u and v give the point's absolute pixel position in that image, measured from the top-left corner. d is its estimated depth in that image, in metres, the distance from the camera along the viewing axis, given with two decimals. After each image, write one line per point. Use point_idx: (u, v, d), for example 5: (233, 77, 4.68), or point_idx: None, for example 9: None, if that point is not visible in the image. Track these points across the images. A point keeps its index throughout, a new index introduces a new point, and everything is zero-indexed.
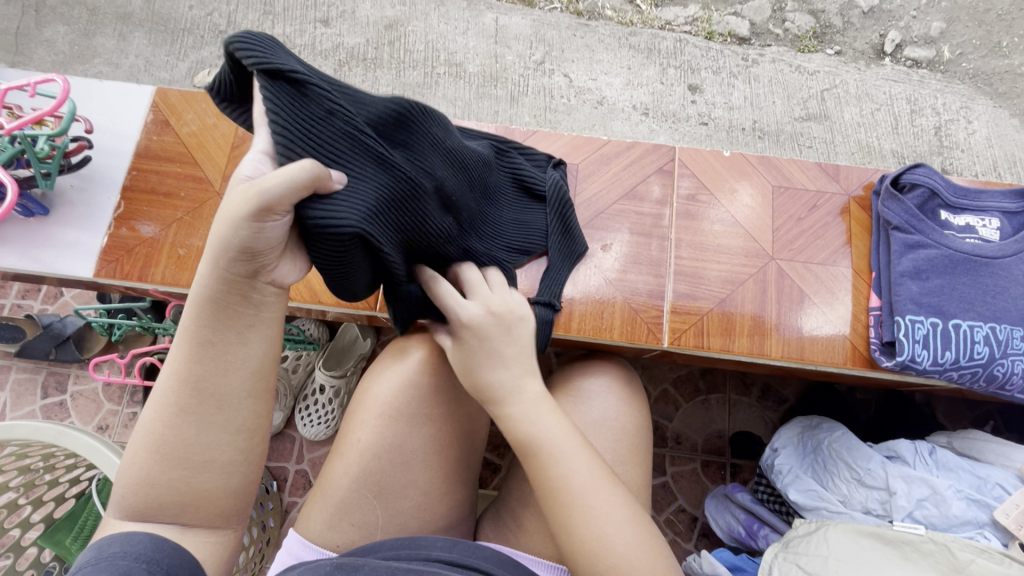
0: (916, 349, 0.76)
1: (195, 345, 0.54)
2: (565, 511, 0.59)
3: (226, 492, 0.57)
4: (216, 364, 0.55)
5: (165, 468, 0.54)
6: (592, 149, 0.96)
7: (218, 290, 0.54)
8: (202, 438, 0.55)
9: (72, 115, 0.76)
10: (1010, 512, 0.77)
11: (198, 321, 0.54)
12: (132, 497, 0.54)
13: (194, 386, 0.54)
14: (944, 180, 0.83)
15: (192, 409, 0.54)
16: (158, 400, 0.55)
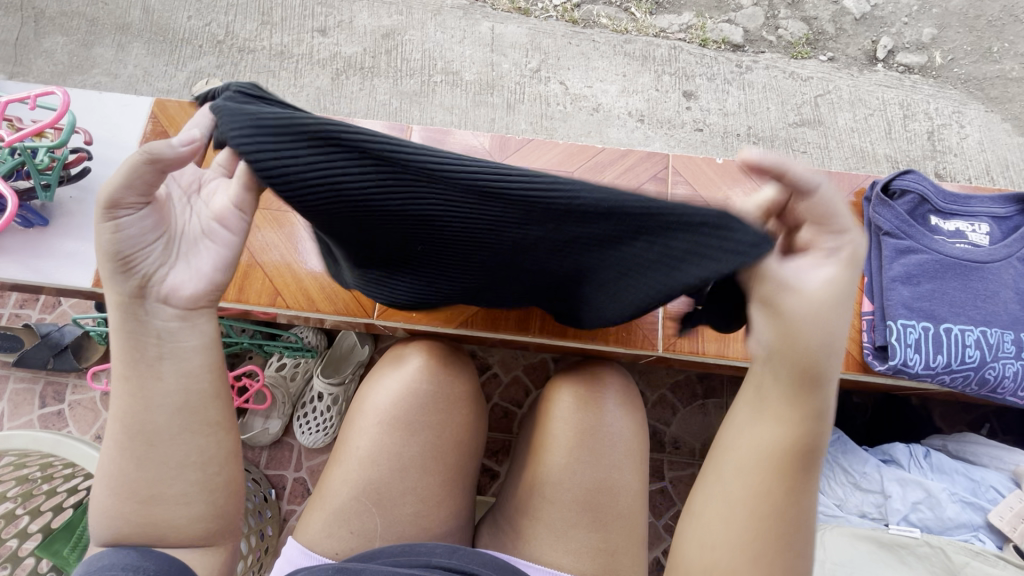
0: (908, 353, 0.77)
1: (121, 381, 0.57)
2: (782, 524, 0.55)
3: (188, 521, 0.57)
4: (139, 400, 0.57)
5: (124, 503, 0.56)
6: (587, 157, 0.97)
7: (133, 325, 0.56)
8: (149, 469, 0.57)
9: (72, 127, 0.77)
10: (1004, 515, 0.78)
11: (116, 362, 0.57)
12: (107, 534, 0.57)
13: (128, 426, 0.57)
14: (934, 186, 0.84)
15: (134, 443, 0.57)
16: (108, 444, 0.57)
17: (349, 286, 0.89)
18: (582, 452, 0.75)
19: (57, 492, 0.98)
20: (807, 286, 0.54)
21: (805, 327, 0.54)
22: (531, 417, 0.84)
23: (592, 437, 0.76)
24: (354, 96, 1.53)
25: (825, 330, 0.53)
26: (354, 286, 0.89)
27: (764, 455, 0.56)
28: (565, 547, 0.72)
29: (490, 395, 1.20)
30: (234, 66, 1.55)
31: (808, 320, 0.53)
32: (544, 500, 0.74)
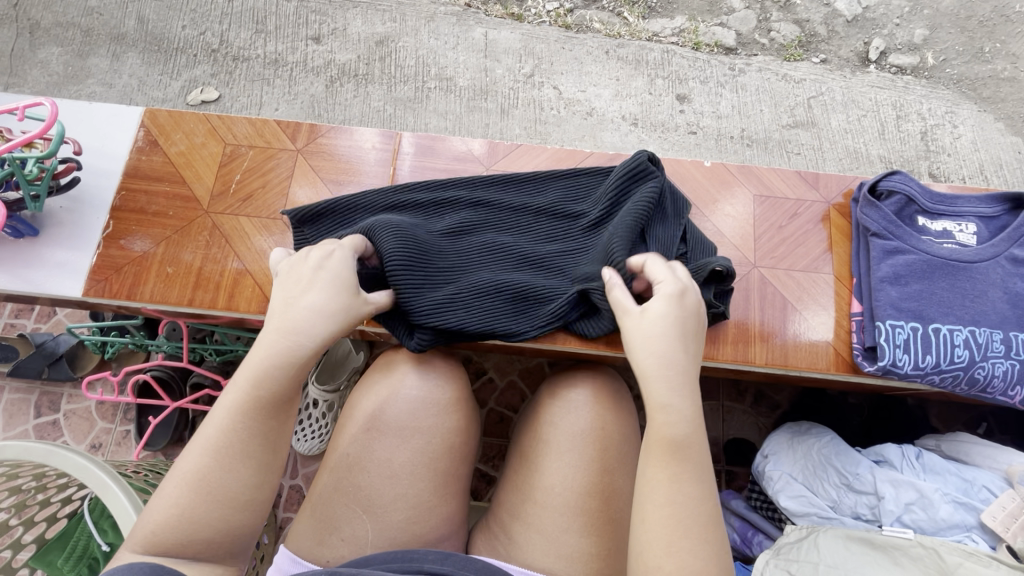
0: (897, 354, 0.77)
1: (253, 397, 0.59)
2: (666, 530, 0.57)
3: (249, 532, 0.59)
4: (261, 428, 0.60)
5: (204, 505, 0.56)
6: (574, 162, 0.99)
7: (304, 362, 0.62)
8: (238, 480, 0.58)
9: (61, 137, 0.77)
10: (998, 515, 0.78)
11: (254, 384, 0.60)
12: (162, 533, 0.56)
13: (240, 440, 0.58)
14: (921, 187, 0.84)
15: (234, 452, 0.58)
16: (198, 446, 0.58)
17: None
18: (573, 456, 0.75)
19: (51, 501, 0.98)
20: (649, 312, 0.66)
21: (654, 339, 0.64)
22: (524, 422, 0.84)
23: (583, 440, 0.76)
24: (349, 103, 1.53)
25: (662, 351, 0.63)
26: None
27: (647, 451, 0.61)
28: (557, 552, 0.71)
29: (486, 400, 1.20)
30: (228, 75, 1.56)
31: (641, 341, 0.65)
32: (535, 505, 0.73)
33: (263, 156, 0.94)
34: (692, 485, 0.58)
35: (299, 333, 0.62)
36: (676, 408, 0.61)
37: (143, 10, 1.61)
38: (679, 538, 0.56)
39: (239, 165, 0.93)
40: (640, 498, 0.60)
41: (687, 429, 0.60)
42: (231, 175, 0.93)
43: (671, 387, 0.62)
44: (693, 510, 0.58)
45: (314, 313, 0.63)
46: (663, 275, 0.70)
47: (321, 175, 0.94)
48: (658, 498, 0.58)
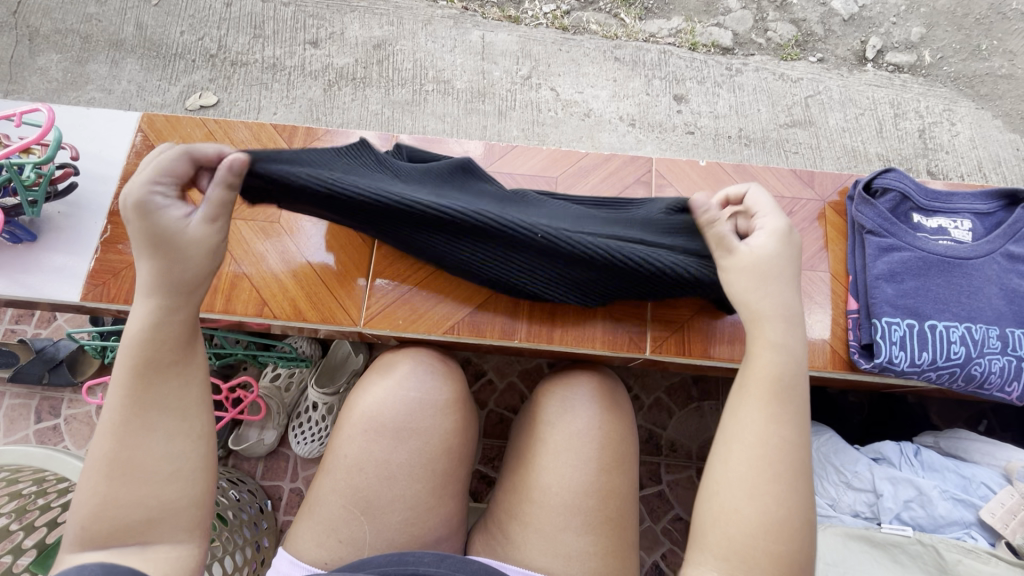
0: (893, 351, 0.77)
1: (141, 367, 0.59)
2: (755, 473, 0.57)
3: (183, 501, 0.58)
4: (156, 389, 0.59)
5: (124, 486, 0.56)
6: (569, 163, 0.99)
7: (167, 318, 0.62)
8: (152, 445, 0.58)
9: (58, 142, 0.77)
10: (996, 512, 0.77)
11: (134, 352, 0.59)
12: (93, 526, 0.55)
13: (139, 409, 0.58)
14: (916, 184, 0.85)
15: (138, 426, 0.58)
16: (102, 429, 0.58)
17: (336, 296, 0.88)
18: (571, 456, 0.75)
19: (52, 506, 0.98)
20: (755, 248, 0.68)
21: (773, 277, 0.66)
22: (522, 422, 0.84)
23: (581, 440, 0.76)
24: (347, 107, 1.54)
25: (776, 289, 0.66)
26: (341, 296, 0.88)
27: (742, 392, 0.62)
28: (555, 551, 0.71)
29: (486, 401, 1.20)
30: (226, 80, 1.57)
31: (754, 283, 0.66)
32: (534, 505, 0.73)
33: None
34: (789, 429, 0.58)
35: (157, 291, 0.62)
36: (783, 357, 0.62)
37: (141, 16, 1.62)
38: (766, 482, 0.56)
39: None
40: (728, 437, 0.60)
41: (790, 372, 0.61)
42: None
43: (783, 327, 0.64)
44: (788, 454, 0.57)
45: (163, 268, 0.62)
46: (766, 206, 0.71)
47: None
48: (750, 439, 0.59)
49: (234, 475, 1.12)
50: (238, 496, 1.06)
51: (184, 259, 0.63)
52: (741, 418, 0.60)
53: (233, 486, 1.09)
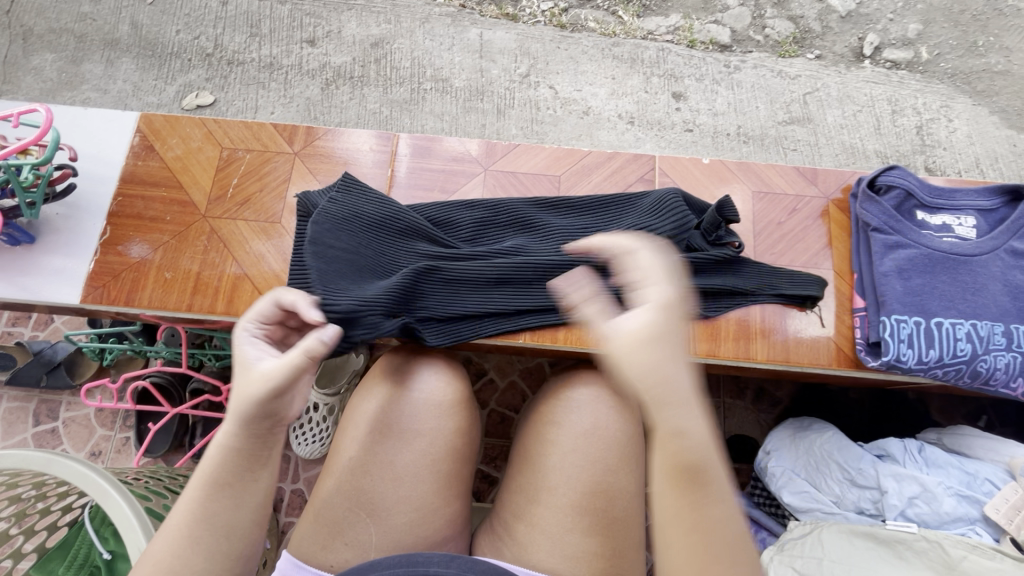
0: (901, 349, 0.77)
1: (209, 482, 0.58)
2: (688, 555, 0.52)
3: None
4: (227, 501, 0.58)
5: None
6: (572, 161, 0.98)
7: (242, 437, 0.58)
8: (191, 567, 0.55)
9: (57, 143, 0.76)
10: (1001, 508, 0.78)
11: (216, 464, 0.58)
12: None
13: (206, 522, 0.57)
14: (919, 181, 0.85)
15: (192, 538, 0.56)
16: (168, 529, 0.57)
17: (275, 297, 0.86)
18: (577, 457, 0.75)
19: (52, 510, 0.97)
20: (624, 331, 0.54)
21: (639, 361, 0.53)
22: (527, 421, 0.84)
23: (588, 439, 0.76)
24: (344, 106, 1.53)
25: (661, 356, 0.53)
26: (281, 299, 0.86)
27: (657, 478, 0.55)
28: (562, 552, 0.70)
29: (487, 401, 1.20)
30: (223, 79, 1.56)
31: (646, 358, 0.53)
32: (540, 506, 0.73)
33: (260, 160, 0.94)
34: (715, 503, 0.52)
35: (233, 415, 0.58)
36: (683, 427, 0.53)
37: (137, 15, 1.61)
38: (700, 555, 0.51)
39: (237, 168, 0.93)
40: (658, 525, 0.54)
41: (698, 447, 0.52)
42: (228, 179, 0.92)
43: (673, 399, 0.52)
44: (712, 527, 0.52)
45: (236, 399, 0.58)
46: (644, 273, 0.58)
47: (319, 177, 0.93)
48: (675, 524, 0.52)
49: None
50: None
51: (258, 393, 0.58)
52: (665, 507, 0.53)
53: None
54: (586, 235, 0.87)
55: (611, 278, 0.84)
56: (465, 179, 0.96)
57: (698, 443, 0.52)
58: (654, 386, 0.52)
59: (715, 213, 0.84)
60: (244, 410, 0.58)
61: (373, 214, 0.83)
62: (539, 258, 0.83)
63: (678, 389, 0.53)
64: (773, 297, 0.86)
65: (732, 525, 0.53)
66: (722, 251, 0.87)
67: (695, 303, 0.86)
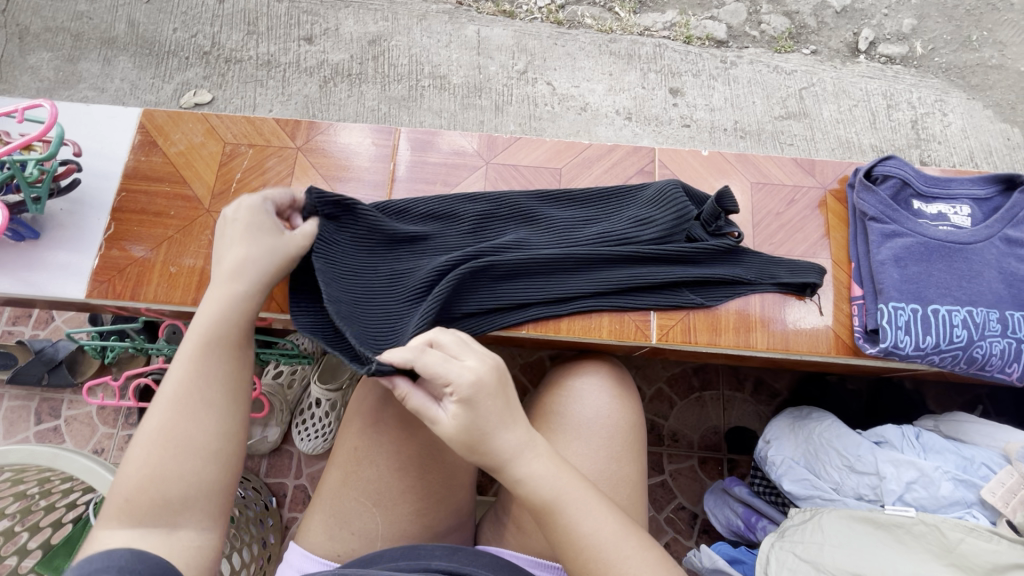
0: (899, 335, 0.78)
1: (209, 346, 0.65)
2: (584, 564, 0.63)
3: (217, 484, 0.61)
4: (223, 364, 0.65)
5: (174, 459, 0.60)
6: (573, 154, 0.99)
7: (239, 299, 0.69)
8: (195, 427, 0.61)
9: (61, 139, 0.76)
10: (997, 491, 0.79)
11: (214, 325, 0.66)
12: (133, 498, 0.58)
13: (205, 383, 0.64)
14: (915, 171, 0.86)
15: (194, 403, 0.62)
16: (165, 402, 0.62)
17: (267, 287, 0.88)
18: (580, 447, 0.76)
19: (56, 507, 0.97)
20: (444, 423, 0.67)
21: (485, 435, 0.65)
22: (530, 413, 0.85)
23: (590, 429, 0.77)
24: (343, 103, 1.53)
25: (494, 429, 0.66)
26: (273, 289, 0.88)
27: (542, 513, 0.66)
28: None
29: None
30: (220, 77, 1.56)
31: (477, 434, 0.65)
32: None
33: (262, 155, 0.94)
34: (583, 519, 0.64)
35: (237, 278, 0.69)
36: (530, 471, 0.65)
37: (134, 13, 1.60)
38: (586, 555, 0.63)
39: (241, 162, 0.93)
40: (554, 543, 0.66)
41: (549, 484, 0.65)
42: (232, 174, 0.93)
43: (511, 458, 0.65)
44: (586, 537, 0.63)
45: (244, 257, 0.70)
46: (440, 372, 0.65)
47: (321, 172, 0.94)
48: (562, 538, 0.64)
49: None
50: (244, 494, 1.07)
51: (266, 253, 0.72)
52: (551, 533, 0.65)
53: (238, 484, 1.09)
54: (588, 228, 0.88)
55: (612, 268, 0.85)
56: (466, 173, 0.97)
57: (543, 485, 0.65)
58: (492, 459, 0.66)
59: (715, 204, 0.86)
60: (249, 265, 0.70)
61: (370, 238, 0.83)
62: (544, 253, 0.84)
63: (513, 452, 0.66)
64: (771, 286, 0.87)
65: (600, 531, 0.63)
66: (723, 241, 0.87)
67: (697, 294, 0.86)
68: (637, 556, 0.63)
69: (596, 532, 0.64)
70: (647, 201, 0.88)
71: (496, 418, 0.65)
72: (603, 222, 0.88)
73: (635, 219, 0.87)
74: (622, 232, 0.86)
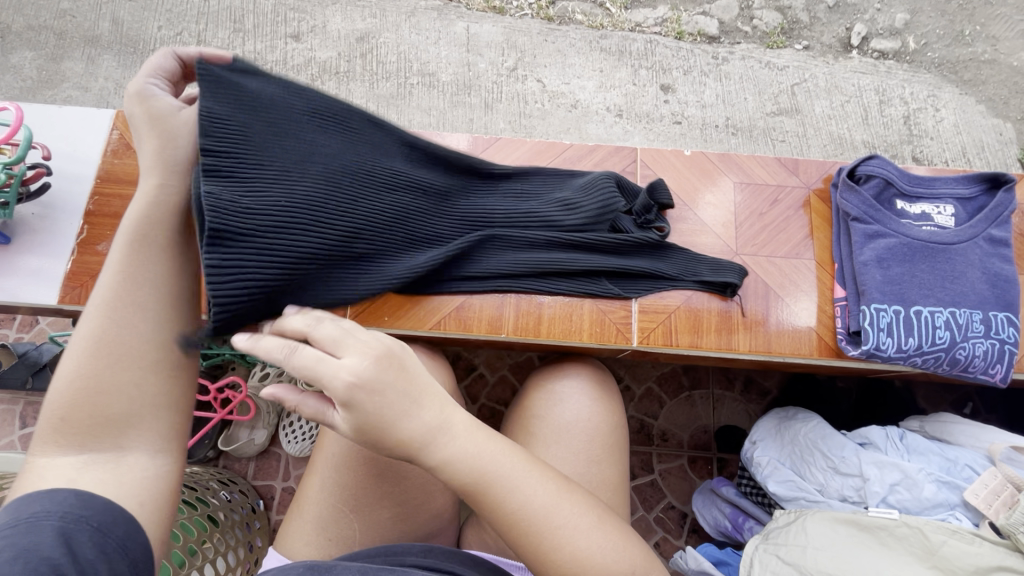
0: (881, 338, 0.77)
1: (138, 245, 0.62)
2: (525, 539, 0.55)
3: (166, 392, 0.58)
4: (156, 263, 0.62)
5: (110, 369, 0.56)
6: (554, 154, 0.98)
7: (167, 197, 0.65)
8: (133, 332, 0.58)
9: (28, 142, 0.76)
10: (980, 493, 0.78)
11: (142, 225, 0.63)
12: (72, 416, 0.54)
13: (136, 283, 0.60)
14: (898, 170, 0.85)
15: (128, 307, 0.59)
16: (96, 309, 0.58)
17: None
18: (560, 451, 0.75)
19: None
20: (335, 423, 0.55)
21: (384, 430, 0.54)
22: (513, 416, 0.84)
23: (569, 432, 0.76)
24: None
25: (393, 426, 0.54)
26: None
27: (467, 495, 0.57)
28: None
29: (478, 395, 1.20)
30: None
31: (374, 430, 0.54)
32: None
33: None
34: (521, 488, 0.55)
35: (159, 175, 0.66)
36: (454, 447, 0.55)
37: (118, 11, 1.58)
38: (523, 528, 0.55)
39: None
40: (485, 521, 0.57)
41: (471, 464, 0.55)
42: None
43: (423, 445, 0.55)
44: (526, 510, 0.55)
45: (157, 148, 0.67)
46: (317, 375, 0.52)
47: None
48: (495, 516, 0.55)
49: (223, 476, 1.11)
50: (230, 497, 1.06)
51: (175, 142, 0.68)
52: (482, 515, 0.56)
53: (224, 487, 1.08)
54: (517, 207, 0.88)
55: (545, 253, 0.85)
56: None
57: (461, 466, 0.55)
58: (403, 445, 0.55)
59: (648, 197, 0.88)
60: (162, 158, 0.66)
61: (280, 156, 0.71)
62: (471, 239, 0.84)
63: (424, 435, 0.55)
64: (693, 284, 0.87)
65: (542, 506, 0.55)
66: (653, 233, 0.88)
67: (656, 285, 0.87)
68: (584, 521, 0.57)
69: (529, 502, 0.55)
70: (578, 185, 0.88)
71: (389, 416, 0.54)
72: (535, 201, 0.88)
73: (565, 201, 0.87)
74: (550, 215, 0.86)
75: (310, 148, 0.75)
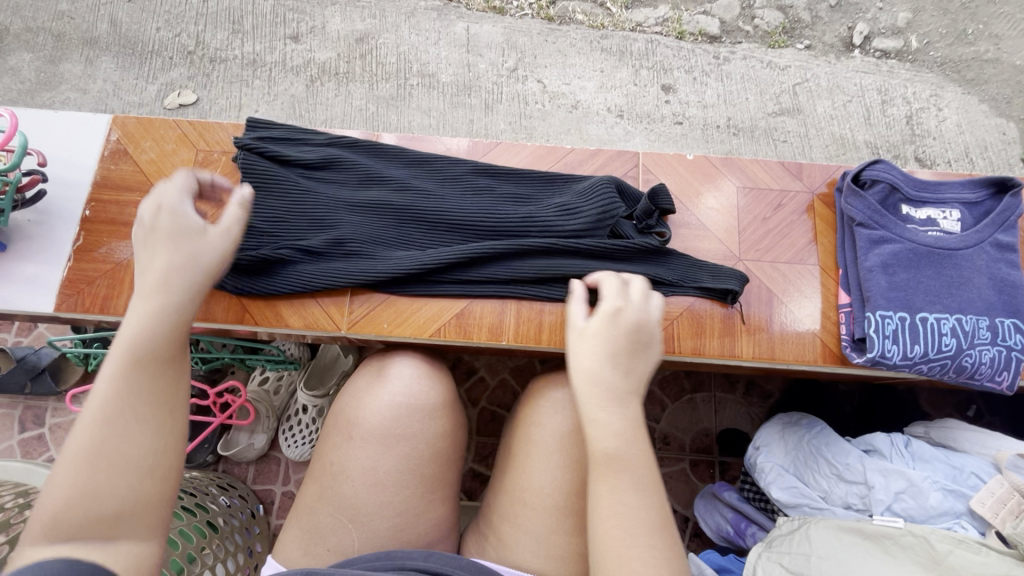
0: (886, 344, 0.77)
1: (138, 353, 0.55)
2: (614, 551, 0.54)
3: (156, 501, 0.52)
4: (158, 373, 0.55)
5: (101, 476, 0.50)
6: (554, 158, 0.97)
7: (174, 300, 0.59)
8: (123, 441, 0.52)
9: (23, 149, 0.75)
10: (986, 502, 0.77)
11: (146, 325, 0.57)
12: (62, 517, 0.49)
13: (133, 387, 0.54)
14: (903, 175, 0.84)
15: (124, 416, 0.52)
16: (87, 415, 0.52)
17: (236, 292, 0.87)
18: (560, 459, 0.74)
19: None
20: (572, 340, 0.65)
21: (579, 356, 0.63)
22: (513, 422, 0.83)
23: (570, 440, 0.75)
24: (330, 103, 1.51)
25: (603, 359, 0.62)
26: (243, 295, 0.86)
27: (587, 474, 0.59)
28: (547, 553, 0.70)
29: (478, 399, 1.19)
30: (205, 77, 1.53)
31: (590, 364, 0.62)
32: (524, 506, 0.72)
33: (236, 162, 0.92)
34: (625, 492, 0.56)
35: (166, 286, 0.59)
36: (604, 421, 0.59)
37: (116, 12, 1.57)
38: (620, 544, 0.54)
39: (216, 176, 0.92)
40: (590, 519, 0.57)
41: (619, 441, 0.58)
42: None
43: (605, 395, 0.60)
44: (633, 515, 0.55)
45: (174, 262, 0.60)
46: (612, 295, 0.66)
47: None
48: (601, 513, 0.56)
49: (222, 481, 1.10)
50: (229, 503, 1.05)
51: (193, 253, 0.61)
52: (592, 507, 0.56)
53: (223, 492, 1.07)
54: (517, 211, 0.88)
55: (543, 258, 0.85)
56: None
57: (613, 436, 0.58)
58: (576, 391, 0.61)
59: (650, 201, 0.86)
60: (172, 271, 0.60)
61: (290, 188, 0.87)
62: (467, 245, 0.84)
63: (602, 386, 0.61)
64: (692, 290, 0.85)
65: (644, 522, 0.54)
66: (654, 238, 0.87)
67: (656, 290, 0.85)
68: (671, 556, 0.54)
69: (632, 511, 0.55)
70: (579, 187, 0.88)
71: (626, 361, 0.63)
72: (535, 206, 0.88)
73: (563, 206, 0.86)
74: (547, 219, 0.85)
75: (310, 183, 0.88)
